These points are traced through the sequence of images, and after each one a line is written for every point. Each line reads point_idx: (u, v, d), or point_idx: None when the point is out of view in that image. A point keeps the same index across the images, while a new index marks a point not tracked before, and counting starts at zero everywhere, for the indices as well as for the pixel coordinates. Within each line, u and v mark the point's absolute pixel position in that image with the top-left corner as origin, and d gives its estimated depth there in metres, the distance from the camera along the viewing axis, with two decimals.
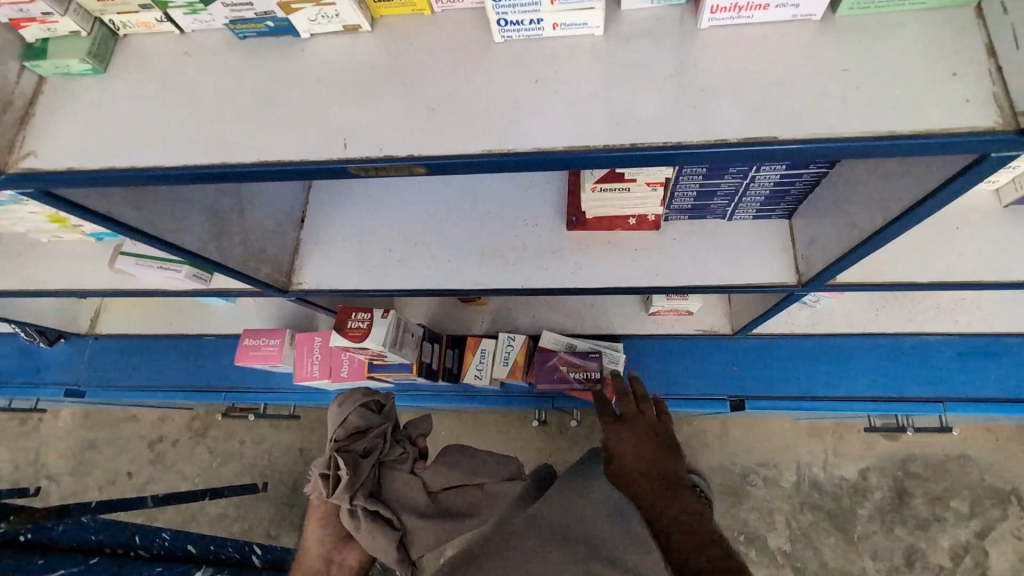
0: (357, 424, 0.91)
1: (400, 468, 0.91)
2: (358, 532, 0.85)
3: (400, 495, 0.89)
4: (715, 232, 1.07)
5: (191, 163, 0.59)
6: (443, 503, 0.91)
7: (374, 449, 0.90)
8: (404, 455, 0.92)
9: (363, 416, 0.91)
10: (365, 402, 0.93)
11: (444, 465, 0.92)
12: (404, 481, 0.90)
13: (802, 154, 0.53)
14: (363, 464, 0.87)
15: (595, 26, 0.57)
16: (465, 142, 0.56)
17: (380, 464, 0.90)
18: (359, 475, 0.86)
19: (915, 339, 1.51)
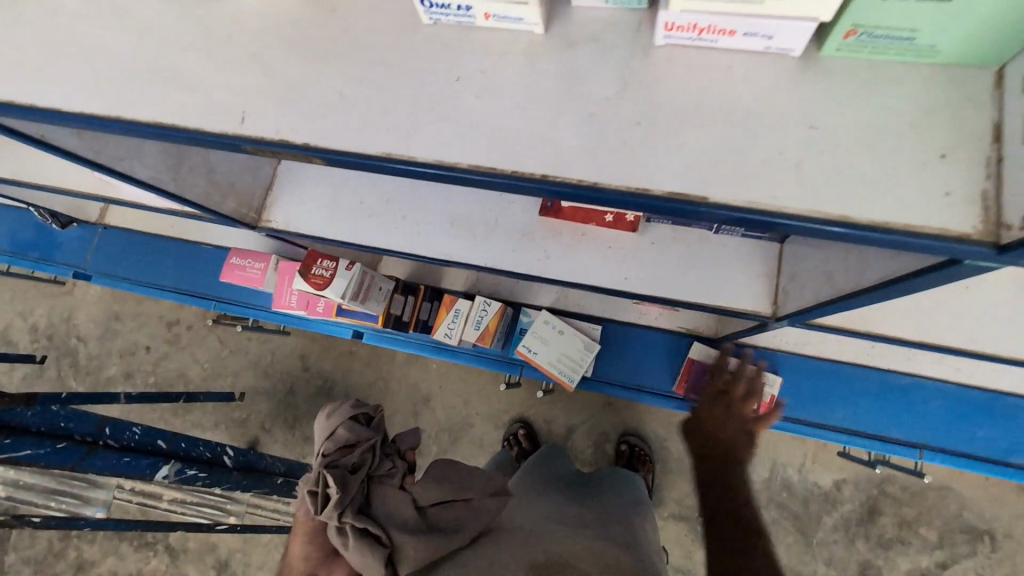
0: (345, 437, 0.83)
1: (390, 483, 0.82)
2: (346, 552, 0.75)
3: (393, 511, 0.79)
4: (698, 244, 1.00)
5: (89, 110, 0.54)
6: (434, 518, 0.80)
7: (371, 461, 0.83)
8: (397, 469, 0.84)
9: (352, 428, 0.85)
10: (351, 414, 0.86)
11: (435, 477, 0.83)
12: (397, 497, 0.81)
13: (737, 222, 0.45)
14: (351, 479, 0.79)
15: (533, 23, 0.48)
16: (367, 139, 0.50)
17: (373, 480, 0.82)
18: (349, 491, 0.77)
19: (904, 378, 1.43)
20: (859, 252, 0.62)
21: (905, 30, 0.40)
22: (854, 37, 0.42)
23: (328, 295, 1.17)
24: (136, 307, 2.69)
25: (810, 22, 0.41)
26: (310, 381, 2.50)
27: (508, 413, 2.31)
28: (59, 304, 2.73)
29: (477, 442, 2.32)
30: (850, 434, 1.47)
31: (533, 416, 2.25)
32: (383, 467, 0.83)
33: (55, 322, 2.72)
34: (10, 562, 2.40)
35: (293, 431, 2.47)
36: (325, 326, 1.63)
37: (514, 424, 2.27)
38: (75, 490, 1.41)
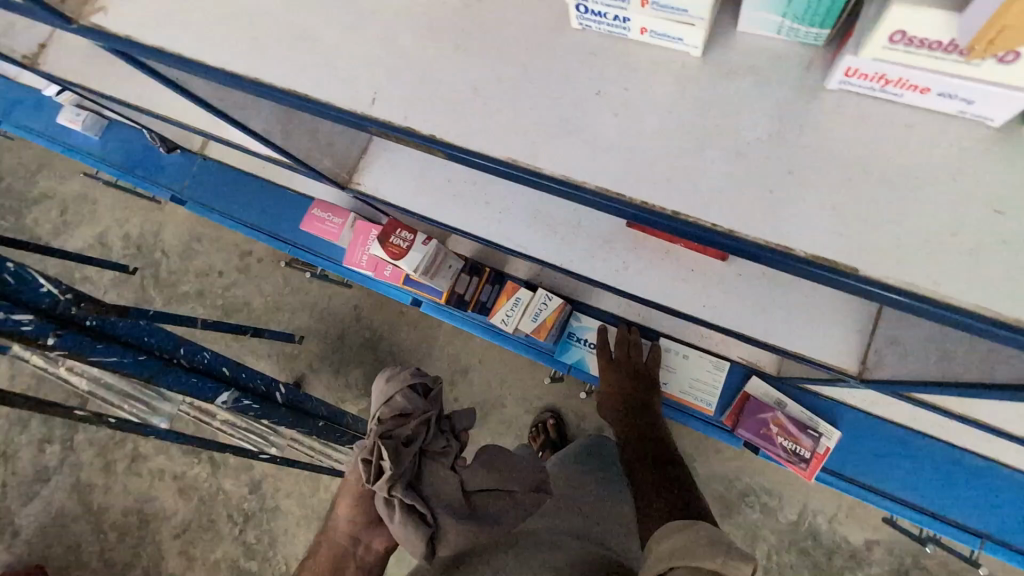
0: (401, 406, 0.86)
1: (440, 462, 0.85)
2: (392, 523, 0.80)
3: (441, 490, 0.83)
4: (790, 284, 0.94)
5: (228, 68, 0.56)
6: (476, 505, 0.85)
7: (426, 438, 0.85)
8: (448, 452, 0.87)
9: (410, 399, 0.86)
10: (412, 382, 0.88)
11: (483, 465, 0.88)
12: (445, 476, 0.84)
13: (883, 300, 0.41)
14: (404, 453, 0.81)
15: (691, 44, 0.45)
16: (492, 141, 0.49)
17: (427, 458, 0.85)
18: (401, 464, 0.80)
19: (980, 462, 1.33)
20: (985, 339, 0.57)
21: None
22: None
23: (401, 265, 1.18)
24: (215, 233, 2.86)
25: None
26: (359, 332, 2.60)
27: (541, 401, 2.33)
28: (150, 218, 2.94)
29: (505, 422, 2.35)
30: (906, 506, 1.37)
31: (565, 409, 2.27)
32: (438, 449, 0.85)
33: (145, 233, 2.93)
34: (77, 441, 2.65)
35: (336, 375, 2.59)
36: (387, 289, 1.68)
37: (544, 412, 2.29)
38: (147, 399, 1.55)
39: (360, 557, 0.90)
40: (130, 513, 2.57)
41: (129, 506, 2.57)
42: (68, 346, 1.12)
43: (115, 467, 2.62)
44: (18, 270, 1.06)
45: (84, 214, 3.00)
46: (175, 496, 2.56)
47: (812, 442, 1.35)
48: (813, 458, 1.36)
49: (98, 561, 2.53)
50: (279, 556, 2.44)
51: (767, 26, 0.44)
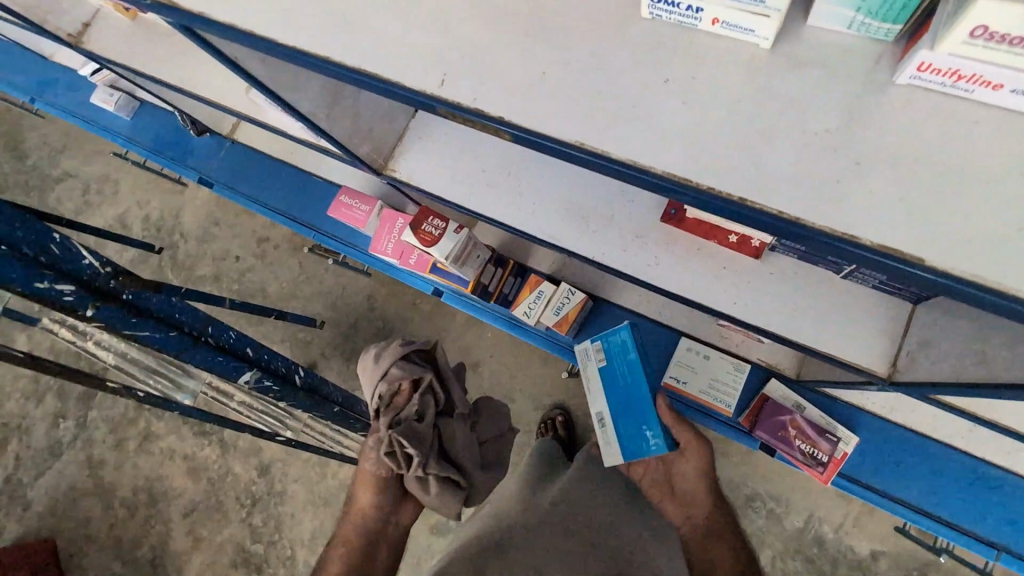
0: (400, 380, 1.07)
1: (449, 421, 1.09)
2: (429, 494, 1.01)
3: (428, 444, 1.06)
4: (822, 285, 0.95)
5: (299, 47, 0.57)
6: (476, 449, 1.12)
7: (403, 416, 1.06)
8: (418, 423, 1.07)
9: (405, 372, 1.08)
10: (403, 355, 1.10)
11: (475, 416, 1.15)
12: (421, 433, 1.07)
13: (945, 289, 0.42)
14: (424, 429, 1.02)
15: (761, 36, 0.46)
16: (560, 125, 0.50)
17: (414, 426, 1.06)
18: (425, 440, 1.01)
19: (997, 473, 1.34)
20: None
21: None
22: None
23: (433, 252, 1.20)
24: (233, 218, 2.89)
25: None
26: (373, 322, 2.62)
27: (551, 397, 2.35)
28: (170, 201, 2.98)
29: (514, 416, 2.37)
30: (921, 514, 1.37)
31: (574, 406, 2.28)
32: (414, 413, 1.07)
33: (165, 215, 2.97)
34: (91, 417, 2.69)
35: (348, 363, 2.62)
36: (408, 277, 1.70)
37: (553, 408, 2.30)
38: (171, 374, 1.57)
39: (390, 533, 1.02)
40: (139, 490, 2.61)
41: (139, 483, 2.61)
42: (105, 318, 1.14)
43: (127, 444, 2.65)
44: (65, 241, 1.09)
45: (106, 194, 3.04)
46: (185, 475, 2.59)
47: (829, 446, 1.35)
48: (830, 462, 1.35)
49: (107, 537, 2.57)
50: (285, 540, 2.47)
51: (837, 20, 0.45)
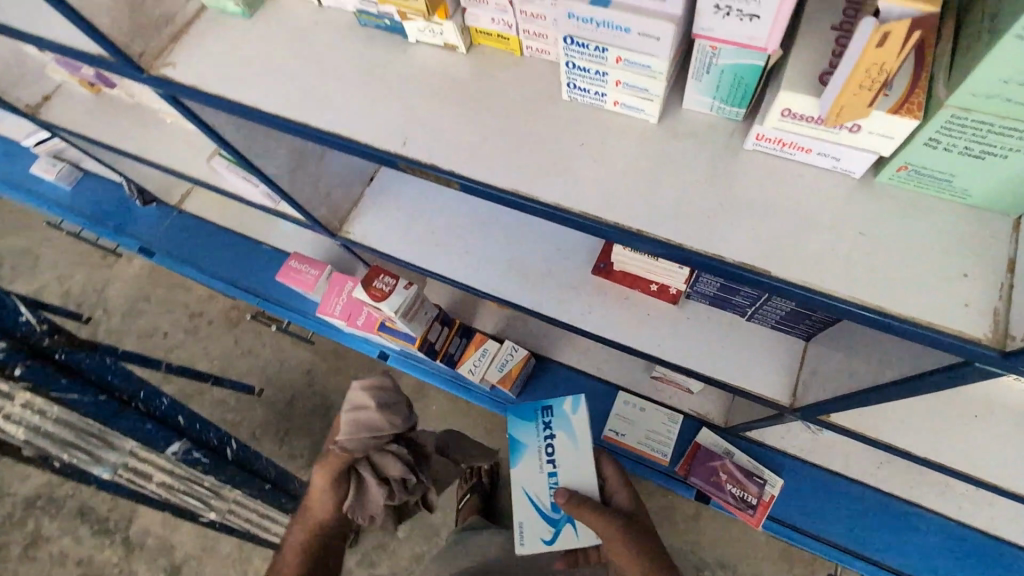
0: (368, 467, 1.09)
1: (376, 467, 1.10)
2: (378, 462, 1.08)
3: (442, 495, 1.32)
4: (727, 326, 1.09)
5: (284, 115, 0.70)
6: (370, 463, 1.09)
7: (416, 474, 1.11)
8: (362, 399, 1.08)
9: (379, 456, 1.09)
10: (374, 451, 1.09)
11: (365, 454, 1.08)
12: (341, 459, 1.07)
13: (791, 294, 0.56)
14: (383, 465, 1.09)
15: (650, 114, 0.61)
16: (505, 177, 0.63)
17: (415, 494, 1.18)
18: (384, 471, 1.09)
19: (904, 508, 1.44)
20: (908, 353, 0.70)
21: (947, 174, 0.52)
22: (905, 171, 0.54)
23: (383, 308, 1.27)
24: (166, 293, 2.78)
25: (874, 154, 0.53)
26: (312, 398, 2.53)
27: None
28: (98, 276, 2.81)
29: None
30: (843, 552, 1.46)
31: None
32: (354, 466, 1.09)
33: (89, 289, 2.79)
34: None
35: (282, 445, 2.47)
36: (352, 342, 1.74)
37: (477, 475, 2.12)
38: (88, 446, 1.40)
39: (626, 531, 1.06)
40: None
41: None
42: (30, 376, 1.32)
43: (8, 552, 2.27)
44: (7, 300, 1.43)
45: (23, 269, 2.85)
46: None
47: (757, 489, 1.43)
48: (759, 505, 1.43)
49: None
50: None
51: (702, 105, 0.61)
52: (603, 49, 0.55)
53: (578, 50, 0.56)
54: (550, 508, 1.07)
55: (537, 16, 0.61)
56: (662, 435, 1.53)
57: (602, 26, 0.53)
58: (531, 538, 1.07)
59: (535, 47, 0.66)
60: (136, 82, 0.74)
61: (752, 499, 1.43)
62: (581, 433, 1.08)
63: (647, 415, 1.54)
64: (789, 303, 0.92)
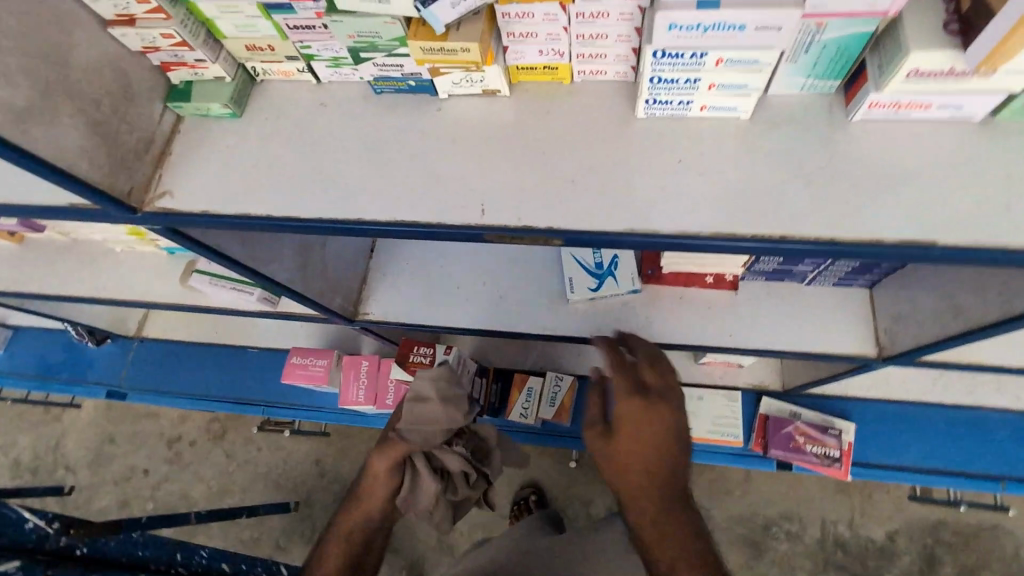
0: (437, 463, 0.89)
1: (443, 460, 0.89)
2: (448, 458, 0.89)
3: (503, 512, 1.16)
4: (789, 296, 1.07)
5: (326, 217, 0.60)
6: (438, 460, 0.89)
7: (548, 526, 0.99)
8: (425, 391, 0.90)
9: (451, 458, 0.89)
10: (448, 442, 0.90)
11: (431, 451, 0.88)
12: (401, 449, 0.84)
13: (966, 259, 0.50)
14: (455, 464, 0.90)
15: (743, 111, 0.56)
16: (609, 219, 0.55)
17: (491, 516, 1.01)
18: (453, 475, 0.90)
19: (970, 412, 1.47)
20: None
21: None
22: None
23: None
24: None
25: (1005, 93, 0.50)
26: None
27: None
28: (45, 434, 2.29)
29: None
30: (933, 473, 1.47)
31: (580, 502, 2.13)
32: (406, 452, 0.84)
33: (36, 452, 2.27)
34: None
35: None
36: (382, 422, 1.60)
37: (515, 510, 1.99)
38: None
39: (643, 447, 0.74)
40: None
41: None
42: None
43: None
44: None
45: None
46: None
47: (836, 442, 1.43)
48: (842, 456, 1.43)
49: None
50: None
51: (791, 87, 0.57)
52: (701, 54, 0.50)
53: (668, 62, 0.51)
54: (595, 263, 1.08)
55: (599, 36, 0.54)
56: (728, 417, 1.50)
57: (711, 29, 0.48)
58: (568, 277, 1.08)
59: (589, 70, 0.59)
60: (128, 224, 0.61)
61: (836, 453, 1.42)
62: (615, 288, 1.07)
63: (709, 401, 1.51)
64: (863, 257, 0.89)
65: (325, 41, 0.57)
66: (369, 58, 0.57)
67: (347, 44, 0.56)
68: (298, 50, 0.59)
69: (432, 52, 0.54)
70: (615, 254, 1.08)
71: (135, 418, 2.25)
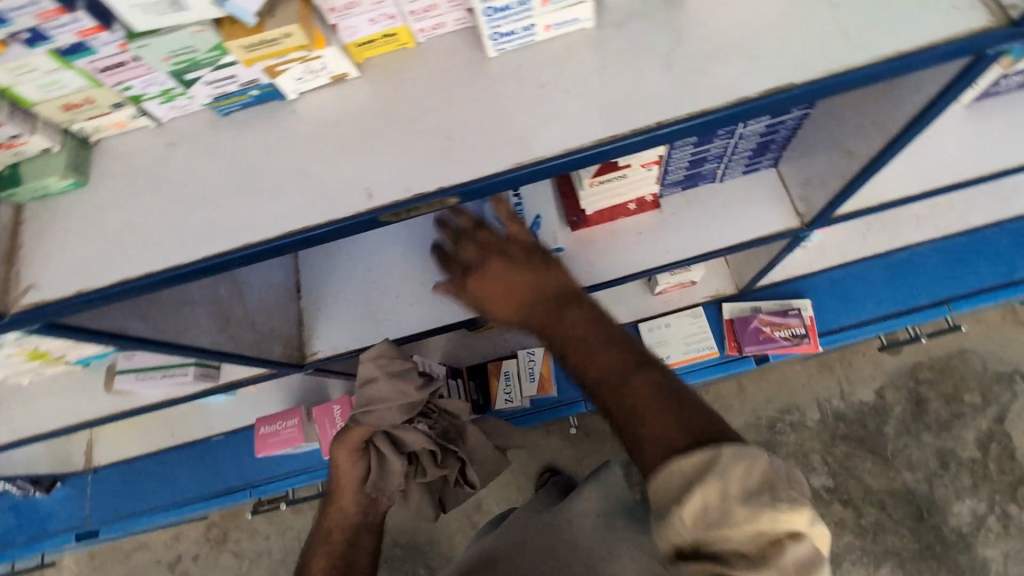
0: (398, 440, 0.98)
1: (404, 434, 0.98)
2: (407, 434, 0.98)
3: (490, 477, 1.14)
4: (708, 196, 1.09)
5: (211, 254, 0.56)
6: (399, 435, 0.98)
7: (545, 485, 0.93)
8: (371, 370, 0.95)
9: (412, 434, 0.98)
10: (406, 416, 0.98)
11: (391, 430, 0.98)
12: (361, 432, 0.95)
13: (826, 90, 0.52)
14: (416, 437, 0.99)
15: (585, 18, 0.56)
16: (493, 160, 0.54)
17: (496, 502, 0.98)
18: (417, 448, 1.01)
19: (903, 253, 1.57)
20: (890, 103, 0.72)
21: None
22: None
23: None
24: None
25: None
26: None
27: None
28: None
29: None
30: (890, 318, 1.57)
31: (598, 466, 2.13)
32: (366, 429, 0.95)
33: None
34: None
35: None
36: None
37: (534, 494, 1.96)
38: None
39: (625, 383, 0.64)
40: None
41: None
42: None
43: None
44: None
45: None
46: None
47: (799, 319, 1.49)
48: (808, 330, 1.49)
49: None
50: None
51: None
52: None
53: None
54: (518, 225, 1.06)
55: None
56: (697, 333, 1.56)
57: None
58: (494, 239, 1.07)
59: (428, 27, 0.58)
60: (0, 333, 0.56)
61: (802, 329, 1.49)
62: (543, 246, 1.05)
63: (675, 325, 1.56)
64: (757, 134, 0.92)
65: (144, 74, 0.53)
66: (197, 78, 0.54)
67: (167, 68, 0.52)
68: (120, 94, 0.55)
69: (256, 49, 0.51)
70: (536, 213, 1.06)
71: (126, 554, 2.09)
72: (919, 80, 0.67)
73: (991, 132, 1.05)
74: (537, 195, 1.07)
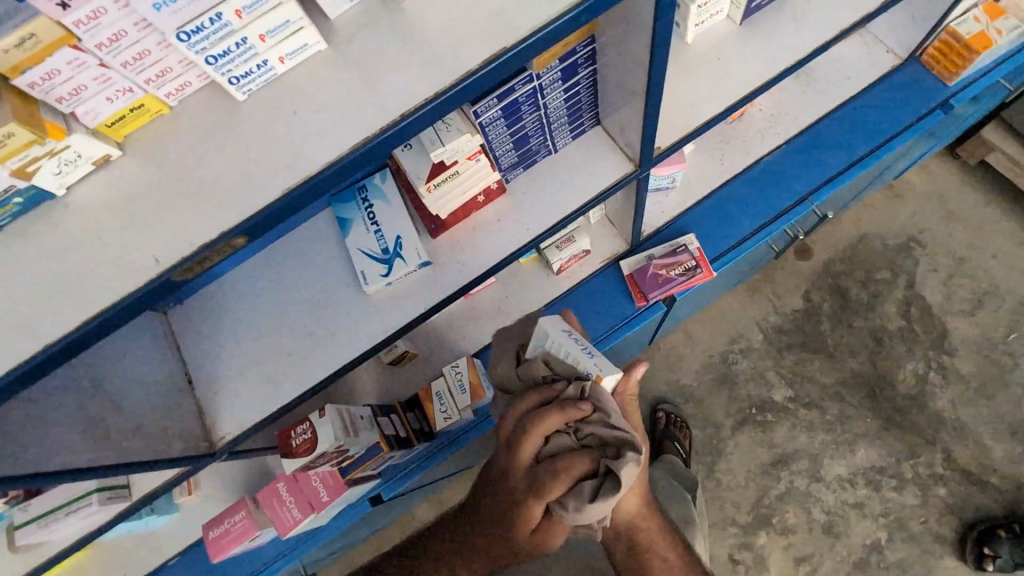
0: None
1: None
2: None
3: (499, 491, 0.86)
4: (550, 167, 1.14)
5: (18, 364, 0.55)
6: None
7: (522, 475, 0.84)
8: None
9: None
10: None
11: None
12: None
13: (530, 47, 0.60)
14: None
15: (315, 41, 0.60)
16: (266, 193, 0.59)
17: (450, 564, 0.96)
18: None
19: (758, 166, 1.71)
20: (635, 38, 0.82)
21: None
22: None
23: (324, 449, 1.15)
24: None
25: None
26: None
27: None
28: None
29: None
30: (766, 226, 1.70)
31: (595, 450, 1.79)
32: None
33: None
34: None
35: None
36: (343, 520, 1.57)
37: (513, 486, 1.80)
38: None
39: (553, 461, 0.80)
40: None
41: None
42: None
43: None
44: None
45: None
46: None
47: (687, 254, 1.58)
48: (698, 260, 1.57)
49: None
50: None
51: (342, 4, 0.62)
52: (218, 15, 0.53)
53: (201, 39, 0.54)
54: (381, 247, 1.10)
55: (142, 56, 0.54)
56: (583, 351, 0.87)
57: None
58: (358, 261, 1.10)
59: (174, 89, 0.60)
60: None
61: (693, 262, 1.57)
62: (414, 261, 1.08)
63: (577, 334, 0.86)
64: (559, 99, 0.98)
65: None
66: None
67: None
68: None
69: None
70: (397, 234, 1.09)
71: None
72: (638, 11, 0.76)
73: (768, 37, 1.18)
74: (394, 218, 1.10)
